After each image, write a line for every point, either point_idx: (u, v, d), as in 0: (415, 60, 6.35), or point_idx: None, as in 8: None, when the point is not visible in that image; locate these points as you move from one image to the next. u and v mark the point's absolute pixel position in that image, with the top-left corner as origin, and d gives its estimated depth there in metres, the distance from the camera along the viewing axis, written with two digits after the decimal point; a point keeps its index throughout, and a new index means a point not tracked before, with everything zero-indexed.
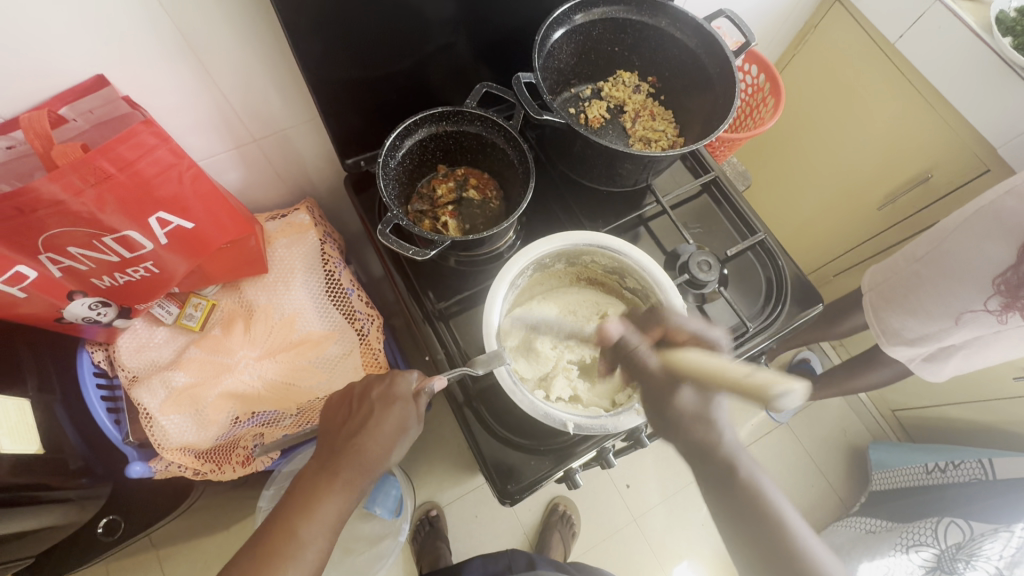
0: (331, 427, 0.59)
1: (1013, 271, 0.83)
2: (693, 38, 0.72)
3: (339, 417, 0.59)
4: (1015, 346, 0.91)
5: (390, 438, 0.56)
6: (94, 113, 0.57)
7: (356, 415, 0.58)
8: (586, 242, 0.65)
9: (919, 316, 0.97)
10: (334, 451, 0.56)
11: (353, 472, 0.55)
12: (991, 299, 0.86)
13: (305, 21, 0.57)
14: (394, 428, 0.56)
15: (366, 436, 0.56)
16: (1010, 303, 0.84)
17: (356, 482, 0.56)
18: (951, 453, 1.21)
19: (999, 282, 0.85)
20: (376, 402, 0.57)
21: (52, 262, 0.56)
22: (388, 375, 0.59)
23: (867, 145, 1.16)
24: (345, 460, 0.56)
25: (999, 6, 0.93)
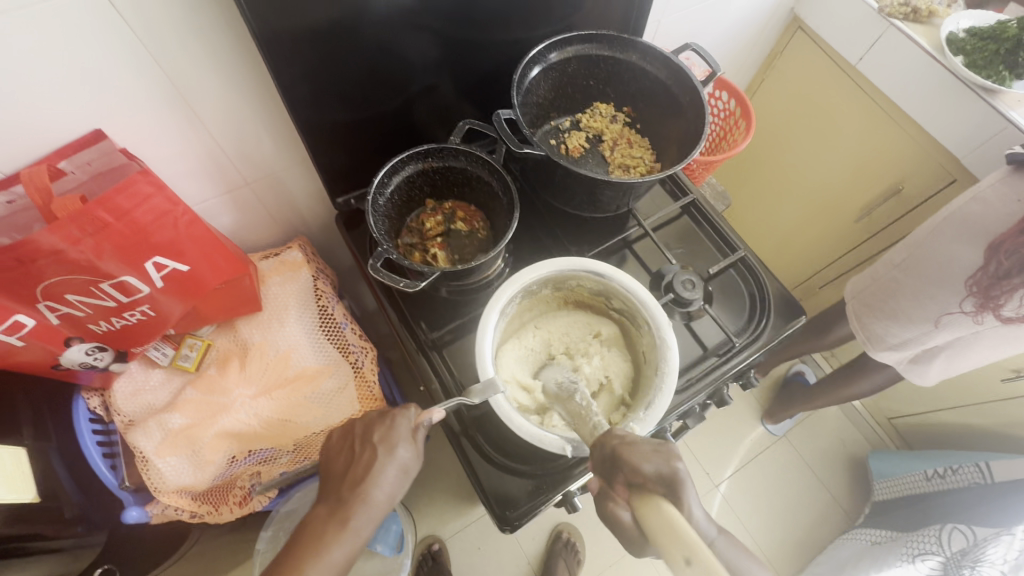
0: (334, 471, 0.58)
1: (982, 273, 0.84)
2: (663, 70, 0.76)
3: (341, 461, 0.58)
4: (995, 347, 0.93)
5: (395, 478, 0.56)
6: (92, 164, 0.59)
7: (359, 460, 0.57)
8: (572, 268, 0.67)
9: (901, 321, 1.00)
10: (341, 496, 0.56)
11: (363, 520, 0.54)
12: (965, 301, 0.88)
13: (294, 71, 0.61)
14: (396, 471, 0.56)
15: (374, 479, 0.55)
16: (982, 305, 0.85)
17: (364, 530, 0.55)
18: (947, 458, 1.22)
19: (971, 284, 0.86)
20: (380, 446, 0.57)
21: (50, 310, 0.57)
22: (387, 415, 0.59)
23: (840, 161, 1.21)
24: (353, 504, 0.55)
25: (949, 28, 0.99)
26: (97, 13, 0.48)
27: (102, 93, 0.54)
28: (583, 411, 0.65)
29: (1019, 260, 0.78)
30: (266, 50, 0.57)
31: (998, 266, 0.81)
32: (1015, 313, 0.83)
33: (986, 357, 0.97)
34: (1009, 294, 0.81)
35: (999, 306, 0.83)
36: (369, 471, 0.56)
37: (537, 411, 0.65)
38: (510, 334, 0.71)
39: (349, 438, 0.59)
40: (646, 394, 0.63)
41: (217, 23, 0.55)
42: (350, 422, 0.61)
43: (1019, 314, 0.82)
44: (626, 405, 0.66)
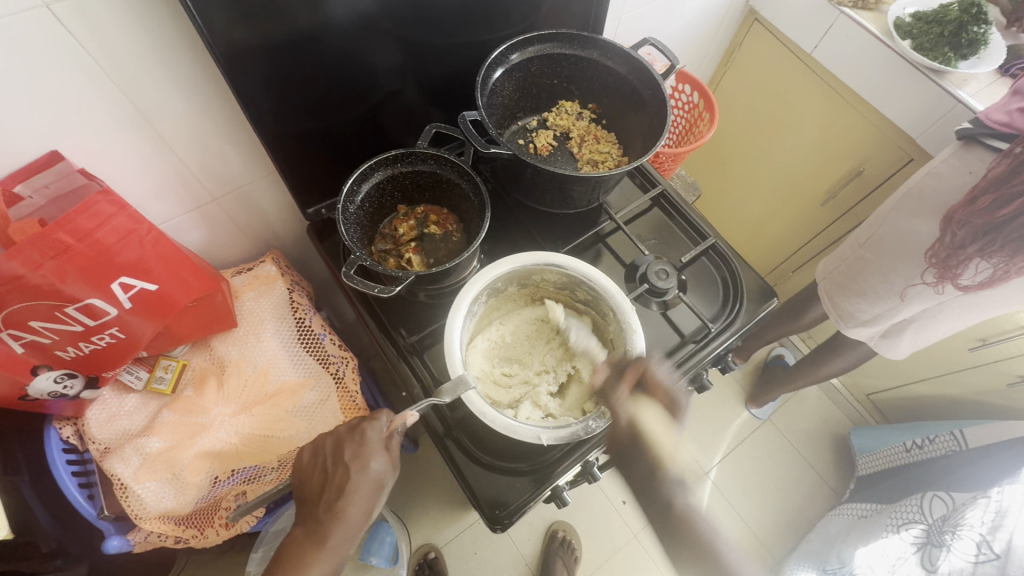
0: (309, 492, 0.56)
1: (940, 245, 0.87)
2: (624, 65, 0.78)
3: (316, 482, 0.56)
4: (960, 315, 0.97)
5: (372, 494, 0.54)
6: (50, 188, 0.57)
7: (332, 479, 0.55)
8: (535, 262, 0.68)
9: (869, 297, 1.03)
10: (318, 516, 0.54)
11: (341, 535, 0.54)
12: (925, 272, 0.91)
13: (255, 82, 0.60)
14: (371, 487, 0.54)
15: (348, 498, 0.54)
16: (941, 275, 0.88)
17: (346, 545, 0.54)
18: (924, 429, 1.25)
19: (931, 256, 0.89)
20: (351, 463, 0.55)
21: (13, 339, 0.56)
22: (356, 430, 0.57)
23: (802, 147, 1.24)
24: (330, 523, 0.54)
25: (896, 13, 1.03)
26: (47, 34, 0.47)
27: (56, 113, 0.53)
28: (555, 403, 0.67)
29: (971, 230, 0.81)
30: (224, 62, 0.57)
31: (953, 236, 0.84)
32: (972, 281, 0.87)
33: (948, 327, 1.01)
34: (965, 263, 0.84)
35: (957, 276, 0.86)
36: (343, 489, 0.54)
37: (510, 404, 0.67)
38: (478, 333, 0.71)
39: (321, 458, 0.57)
40: (616, 381, 0.65)
41: (172, 37, 0.54)
42: (320, 439, 0.58)
43: (976, 282, 0.86)
44: (599, 394, 0.67)
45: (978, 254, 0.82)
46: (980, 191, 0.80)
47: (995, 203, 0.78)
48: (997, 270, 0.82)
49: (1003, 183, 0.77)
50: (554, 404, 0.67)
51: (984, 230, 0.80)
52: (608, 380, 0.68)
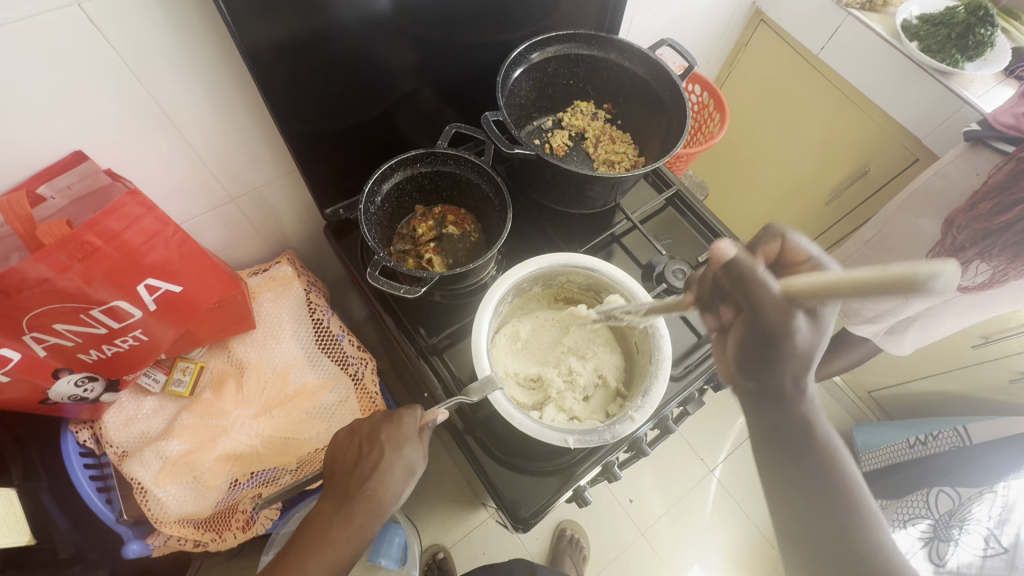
0: (340, 469, 0.55)
1: (940, 246, 0.88)
2: (642, 66, 0.78)
3: (348, 460, 0.55)
4: (962, 313, 0.98)
5: (401, 479, 0.53)
6: (72, 188, 0.57)
7: (366, 458, 0.54)
8: (561, 263, 0.68)
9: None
10: (348, 492, 0.53)
11: (368, 517, 0.52)
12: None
13: (277, 81, 0.60)
14: (402, 471, 0.53)
15: (381, 477, 0.52)
16: None
17: (369, 527, 0.52)
18: (926, 427, 1.27)
19: (932, 257, 0.89)
20: (387, 445, 0.54)
21: (37, 342, 0.55)
22: (394, 414, 0.56)
23: (807, 147, 1.25)
24: (359, 501, 0.52)
25: (903, 15, 1.04)
26: (75, 32, 0.47)
27: (81, 113, 0.52)
28: (581, 406, 0.67)
29: (971, 234, 0.83)
30: (248, 61, 0.56)
31: (953, 240, 0.86)
32: (972, 282, 0.86)
33: (953, 324, 1.03)
34: (965, 265, 0.84)
35: (957, 276, 0.86)
36: (376, 469, 0.53)
37: (534, 405, 0.67)
38: (500, 332, 0.71)
39: (356, 438, 0.56)
40: (642, 383, 0.65)
41: (197, 35, 0.54)
42: (358, 420, 0.58)
43: (976, 283, 0.85)
44: (622, 397, 0.68)
45: (977, 256, 0.83)
46: (981, 197, 0.82)
47: (993, 209, 0.79)
48: (996, 272, 0.82)
49: (1005, 188, 0.79)
50: (579, 407, 0.67)
51: (984, 234, 0.81)
52: (632, 382, 0.69)
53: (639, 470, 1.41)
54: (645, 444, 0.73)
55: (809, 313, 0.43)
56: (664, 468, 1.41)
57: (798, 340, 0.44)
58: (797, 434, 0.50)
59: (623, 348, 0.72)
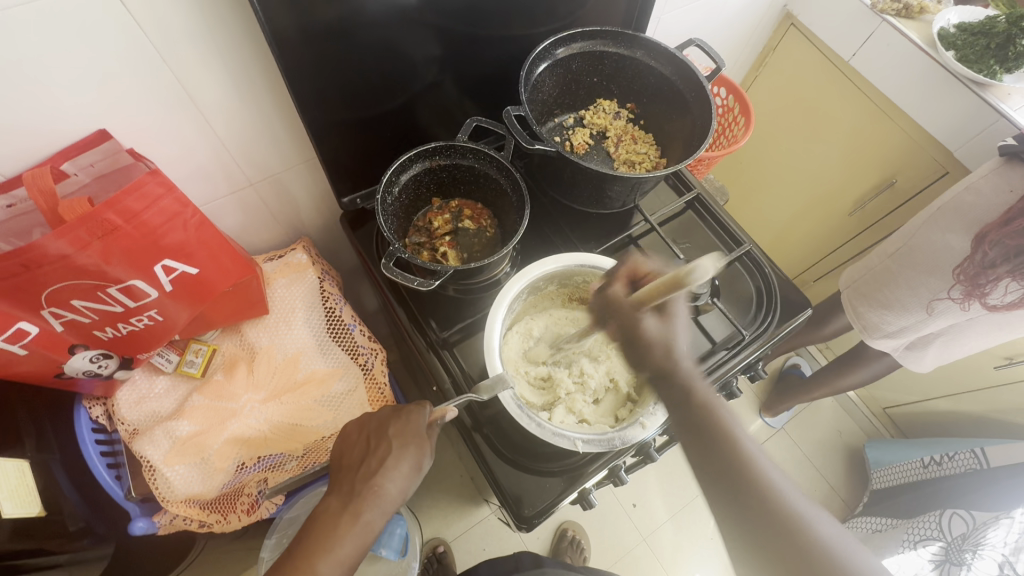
0: (347, 463, 0.55)
1: (969, 262, 0.86)
2: (668, 66, 0.77)
3: (356, 454, 0.55)
4: (988, 332, 0.95)
5: (408, 476, 0.53)
6: (95, 166, 0.58)
7: (373, 453, 0.54)
8: (577, 263, 0.67)
9: (895, 309, 1.01)
10: (355, 487, 0.53)
11: (374, 513, 0.52)
12: (953, 288, 0.90)
13: (301, 67, 0.60)
14: (410, 467, 0.53)
15: (388, 473, 0.53)
16: (969, 293, 0.87)
17: (376, 522, 0.52)
18: (943, 446, 1.23)
19: (959, 273, 0.88)
20: (395, 440, 0.54)
21: (54, 317, 0.55)
22: (403, 410, 0.56)
23: (832, 156, 1.23)
24: (366, 497, 0.52)
25: (941, 23, 1.00)
26: (104, 11, 0.47)
27: (107, 91, 0.53)
28: (591, 409, 0.66)
29: (1003, 250, 0.81)
30: (273, 46, 0.56)
31: (984, 255, 0.83)
32: (1000, 301, 0.86)
33: (978, 343, 0.99)
34: (994, 283, 0.83)
35: (985, 294, 0.86)
36: (383, 465, 0.53)
37: (544, 406, 0.66)
38: (512, 329, 0.70)
39: (364, 432, 0.56)
40: (655, 389, 0.64)
41: (223, 19, 0.54)
42: (366, 415, 0.57)
43: (1004, 302, 0.85)
44: (633, 401, 0.67)
45: (1008, 274, 0.82)
46: (1015, 213, 0.79)
47: None
48: None
49: None
50: (589, 410, 0.66)
51: (1017, 251, 0.80)
52: (643, 388, 0.68)
53: (643, 475, 1.39)
54: (654, 450, 0.72)
55: (656, 313, 0.59)
56: (669, 475, 1.40)
57: (649, 333, 0.59)
58: (697, 422, 0.55)
59: None
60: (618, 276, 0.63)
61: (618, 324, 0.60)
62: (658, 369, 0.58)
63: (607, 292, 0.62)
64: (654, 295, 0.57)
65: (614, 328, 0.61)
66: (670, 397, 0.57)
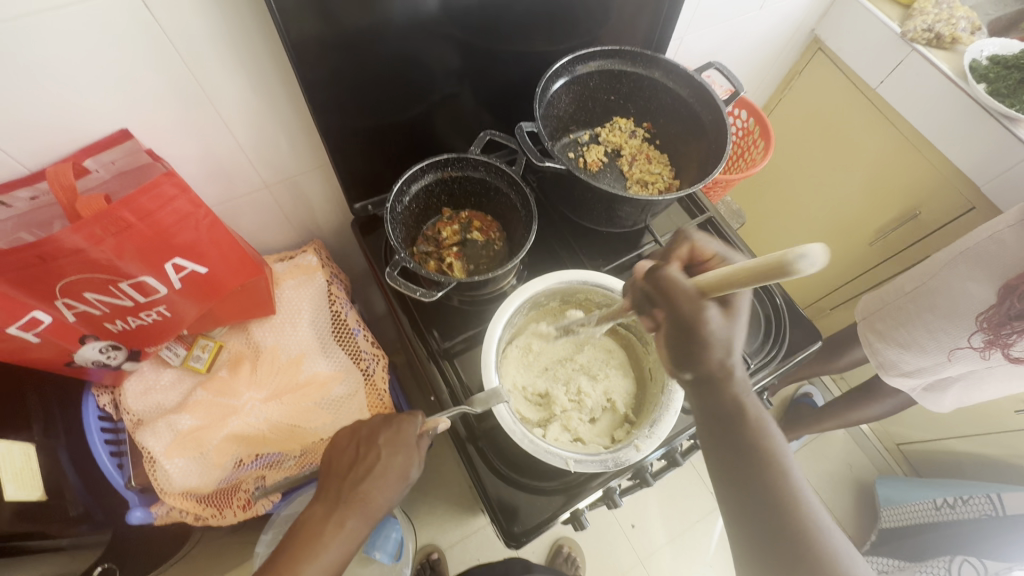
0: (336, 468, 0.55)
1: (994, 312, 0.83)
2: (686, 88, 0.76)
3: (346, 459, 0.56)
4: (1009, 380, 0.91)
5: (395, 485, 0.54)
6: (116, 163, 0.60)
7: (362, 461, 0.55)
8: (581, 281, 0.67)
9: (914, 350, 0.98)
10: (340, 494, 0.53)
11: (359, 521, 0.52)
12: (974, 336, 0.87)
13: (319, 75, 0.61)
14: (397, 477, 0.54)
15: (375, 482, 0.53)
16: (991, 341, 0.85)
17: (361, 530, 0.53)
18: (959, 488, 1.17)
19: (983, 320, 0.85)
20: (383, 449, 0.54)
21: (67, 308, 0.57)
22: (394, 420, 0.56)
23: (854, 184, 1.20)
24: (352, 505, 0.53)
25: (973, 54, 0.99)
26: (131, 15, 0.49)
27: (131, 92, 0.54)
28: (586, 428, 0.66)
29: None
30: (293, 53, 0.57)
31: (1011, 306, 0.80)
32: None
33: (1002, 388, 0.94)
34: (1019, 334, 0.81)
35: (1009, 345, 0.83)
36: (370, 472, 0.53)
37: (539, 423, 0.66)
38: (511, 342, 0.70)
39: (355, 439, 0.57)
40: (651, 412, 0.63)
41: (246, 27, 0.55)
42: (358, 421, 0.58)
43: None
44: (629, 422, 0.66)
45: None
46: None
47: None
48: None
49: None
50: (584, 428, 0.65)
51: None
52: (641, 410, 0.67)
53: (644, 495, 1.37)
54: (650, 475, 0.71)
55: (721, 306, 0.49)
56: (670, 497, 1.37)
57: (711, 328, 0.49)
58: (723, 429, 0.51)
59: (635, 374, 0.71)
60: (677, 254, 0.58)
61: (672, 312, 0.50)
62: (705, 374, 0.51)
63: (666, 273, 0.52)
64: (721, 283, 0.45)
65: (661, 316, 0.52)
66: (716, 407, 0.52)
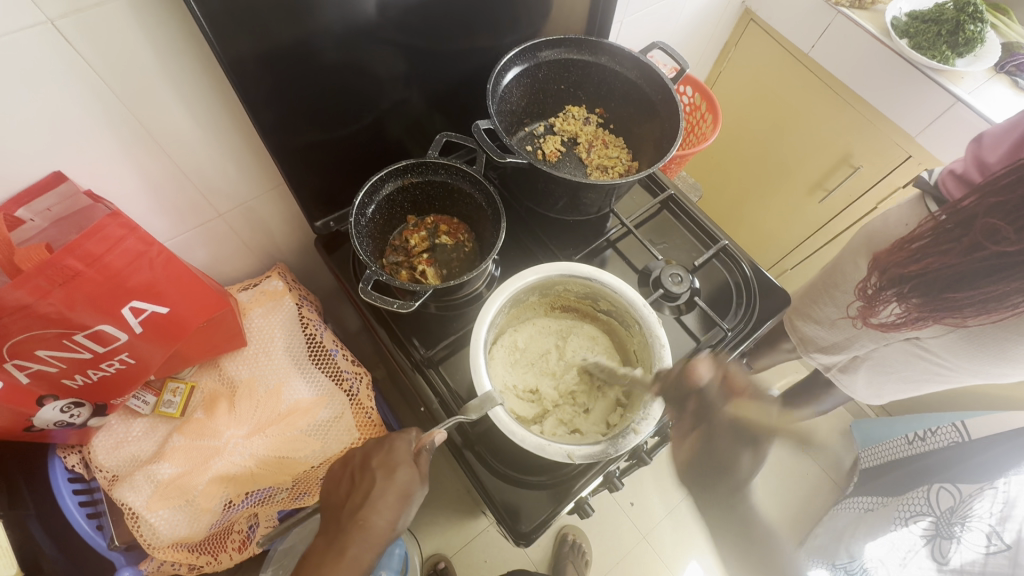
0: (334, 502, 0.55)
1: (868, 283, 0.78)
2: (634, 70, 0.77)
3: (342, 490, 0.55)
4: (908, 375, 0.82)
5: (396, 505, 0.52)
6: (52, 210, 0.55)
7: (358, 487, 0.54)
8: (558, 273, 0.67)
9: (828, 325, 0.89)
10: (340, 523, 0.52)
11: (361, 548, 0.50)
12: (852, 305, 0.84)
13: (261, 92, 0.58)
14: (397, 496, 0.52)
15: (374, 506, 0.52)
16: (863, 310, 0.80)
17: (365, 558, 0.50)
18: (930, 421, 1.25)
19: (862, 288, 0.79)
20: (378, 471, 0.54)
21: (18, 369, 0.54)
22: (386, 441, 0.56)
23: (799, 146, 1.25)
24: (351, 532, 0.51)
25: (892, 13, 1.04)
26: (48, 51, 0.45)
27: (58, 130, 0.51)
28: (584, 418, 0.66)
29: (889, 276, 0.73)
30: (230, 72, 0.55)
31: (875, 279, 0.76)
32: (888, 320, 0.76)
33: (914, 385, 0.83)
34: (884, 303, 0.75)
35: (874, 312, 0.78)
36: (368, 497, 0.52)
37: (534, 419, 0.66)
38: (496, 346, 0.70)
39: (348, 469, 0.56)
40: (644, 391, 0.63)
41: (175, 51, 0.52)
42: (347, 454, 0.57)
43: (889, 322, 0.76)
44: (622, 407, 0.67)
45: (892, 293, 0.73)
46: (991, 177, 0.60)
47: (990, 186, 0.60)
48: (905, 317, 0.72)
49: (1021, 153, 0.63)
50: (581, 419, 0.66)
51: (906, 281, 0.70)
52: None
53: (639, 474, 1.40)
54: (647, 452, 0.71)
55: None
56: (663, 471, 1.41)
57: None
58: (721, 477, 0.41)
59: (622, 357, 0.71)
60: None
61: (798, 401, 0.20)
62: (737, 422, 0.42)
63: None
64: None
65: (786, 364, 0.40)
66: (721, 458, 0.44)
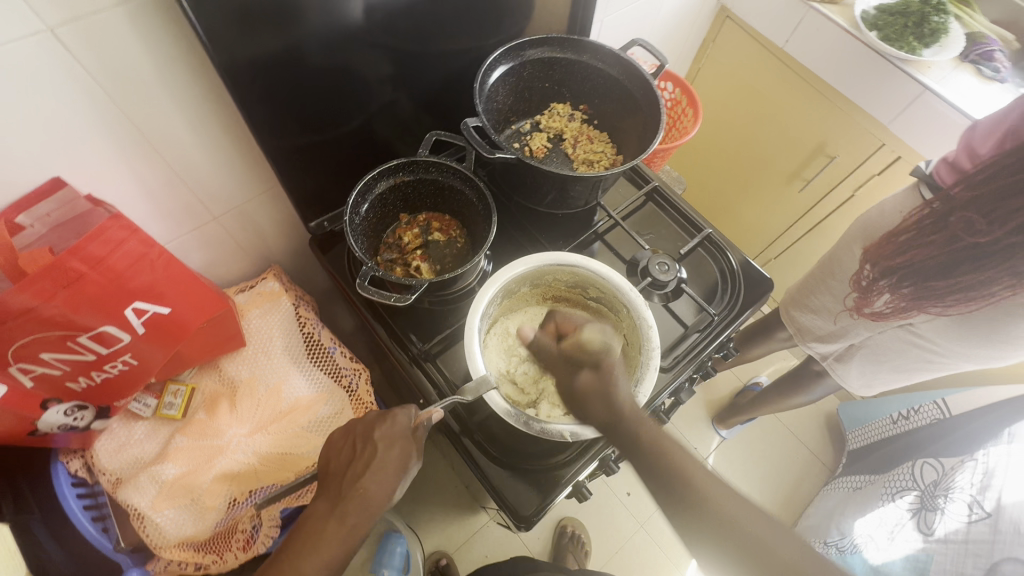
0: (335, 469, 0.56)
1: (863, 272, 0.91)
2: (615, 67, 0.80)
3: (343, 459, 0.56)
4: (899, 349, 0.93)
5: (394, 477, 0.54)
6: (52, 216, 0.57)
7: (360, 457, 0.55)
8: (549, 262, 0.69)
9: (824, 314, 1.02)
10: (341, 492, 0.54)
11: (360, 516, 0.53)
12: (849, 296, 0.96)
13: (254, 95, 0.60)
14: (396, 470, 0.54)
15: (374, 476, 0.53)
16: (858, 301, 0.93)
17: (363, 524, 0.53)
18: (910, 399, 1.28)
19: (857, 280, 0.93)
20: (380, 444, 0.55)
21: (23, 372, 0.55)
22: (387, 413, 0.57)
23: (777, 137, 1.28)
24: (352, 499, 0.53)
25: (862, 7, 1.09)
26: (47, 61, 0.47)
27: (56, 138, 0.52)
28: None
29: (879, 268, 0.88)
30: (224, 76, 0.56)
31: (867, 272, 0.90)
32: (881, 309, 0.90)
33: (902, 365, 0.96)
34: (878, 293, 0.89)
35: (870, 303, 0.91)
36: (369, 467, 0.54)
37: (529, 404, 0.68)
38: (489, 335, 0.72)
39: (350, 438, 0.57)
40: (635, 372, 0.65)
41: (168, 58, 0.54)
42: (352, 420, 0.58)
43: (882, 311, 0.89)
44: None
45: (887, 285, 0.87)
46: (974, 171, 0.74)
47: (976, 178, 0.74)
48: (899, 304, 0.86)
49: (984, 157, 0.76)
50: None
51: (892, 268, 0.86)
52: None
53: None
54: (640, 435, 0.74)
55: None
56: None
57: None
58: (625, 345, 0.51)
59: None
60: None
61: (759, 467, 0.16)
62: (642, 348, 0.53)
63: None
64: None
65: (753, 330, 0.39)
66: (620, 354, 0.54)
